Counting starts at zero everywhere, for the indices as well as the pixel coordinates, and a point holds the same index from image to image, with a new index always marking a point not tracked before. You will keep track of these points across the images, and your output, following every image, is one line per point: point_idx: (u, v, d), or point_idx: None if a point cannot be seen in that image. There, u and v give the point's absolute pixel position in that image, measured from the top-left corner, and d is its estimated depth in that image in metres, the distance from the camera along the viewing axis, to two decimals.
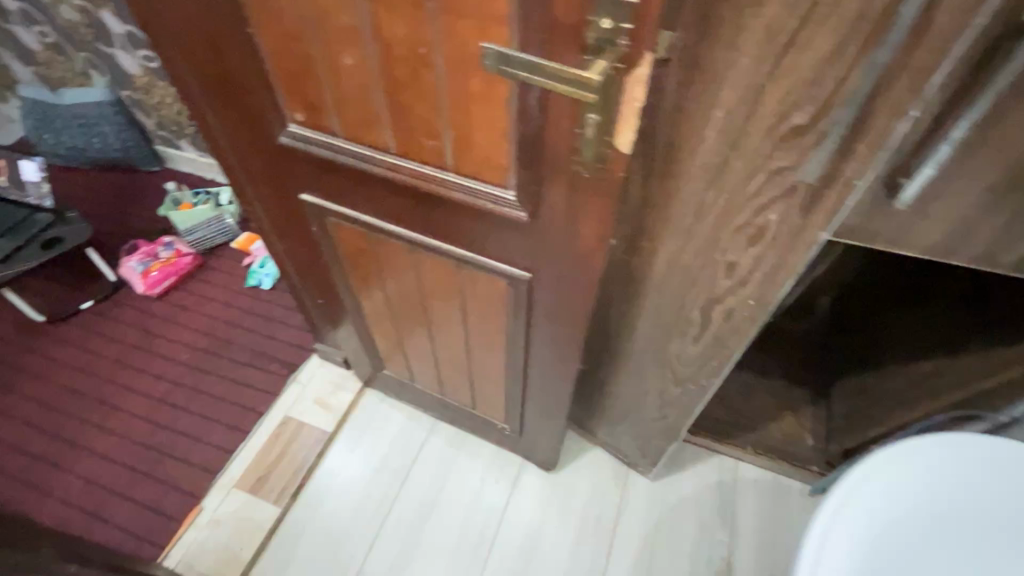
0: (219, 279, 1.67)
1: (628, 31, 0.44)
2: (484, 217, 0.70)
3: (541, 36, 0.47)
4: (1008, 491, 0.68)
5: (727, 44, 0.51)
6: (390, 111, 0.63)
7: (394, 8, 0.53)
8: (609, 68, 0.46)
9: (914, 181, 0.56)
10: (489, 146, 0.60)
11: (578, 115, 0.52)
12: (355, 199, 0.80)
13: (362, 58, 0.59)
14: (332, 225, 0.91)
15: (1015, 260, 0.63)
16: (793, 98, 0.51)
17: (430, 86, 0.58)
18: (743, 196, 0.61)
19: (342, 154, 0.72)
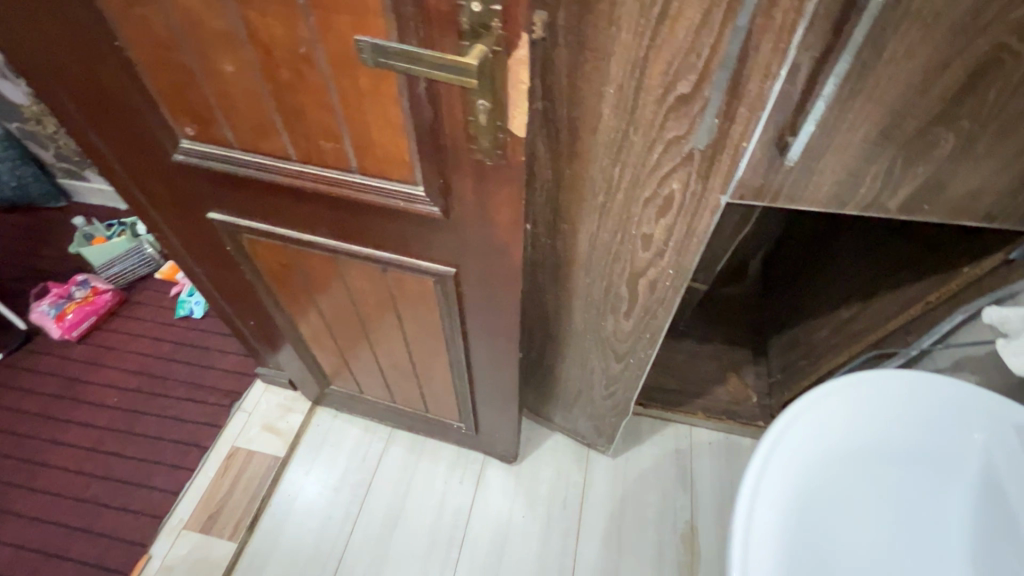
0: (146, 313, 1.57)
1: (500, 14, 0.44)
2: (398, 216, 0.69)
3: (416, 26, 0.46)
4: (954, 431, 0.64)
5: (606, 21, 0.52)
6: (283, 116, 0.61)
7: (265, 8, 0.51)
8: (489, 52, 0.46)
9: (799, 138, 0.60)
10: (390, 143, 0.59)
11: (468, 103, 0.52)
12: (265, 211, 0.77)
13: (243, 63, 0.57)
14: (248, 243, 0.86)
15: (900, 204, 0.67)
16: (674, 68, 0.53)
17: (318, 86, 0.56)
18: (646, 169, 0.63)
19: (242, 166, 0.69)
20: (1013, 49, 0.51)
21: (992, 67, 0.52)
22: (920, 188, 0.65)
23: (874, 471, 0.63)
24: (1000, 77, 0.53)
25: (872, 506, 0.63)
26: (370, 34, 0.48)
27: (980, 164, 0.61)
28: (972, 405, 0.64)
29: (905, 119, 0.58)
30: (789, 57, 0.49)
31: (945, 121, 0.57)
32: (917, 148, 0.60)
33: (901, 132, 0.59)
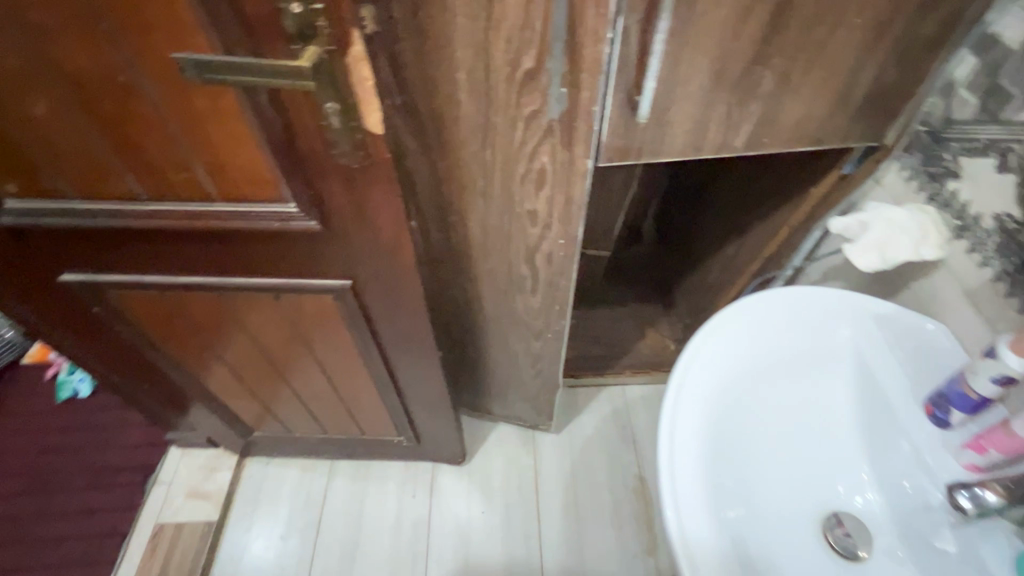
0: (19, 404, 1.38)
1: (323, 12, 0.43)
2: (276, 238, 0.65)
3: (239, 35, 0.44)
4: (830, 331, 0.72)
5: (440, 7, 0.53)
6: (119, 152, 0.56)
7: (64, 38, 0.46)
8: (322, 52, 0.45)
9: (644, 96, 0.65)
10: (246, 162, 0.56)
11: (317, 108, 0.50)
12: (126, 261, 0.70)
13: (55, 101, 0.51)
14: (118, 299, 0.78)
15: (744, 141, 0.74)
16: (515, 45, 0.54)
17: (150, 114, 0.52)
18: (515, 146, 0.65)
19: (84, 216, 0.62)
20: None
21: (787, 7, 0.59)
22: (757, 124, 0.72)
23: (768, 388, 0.68)
24: (795, 16, 0.60)
25: (784, 416, 0.68)
26: (191, 50, 0.45)
27: (800, 95, 0.69)
28: (836, 306, 0.72)
29: (729, 64, 0.64)
30: (612, 23, 0.51)
31: (762, 61, 0.64)
32: (746, 88, 0.67)
33: (728, 76, 0.65)
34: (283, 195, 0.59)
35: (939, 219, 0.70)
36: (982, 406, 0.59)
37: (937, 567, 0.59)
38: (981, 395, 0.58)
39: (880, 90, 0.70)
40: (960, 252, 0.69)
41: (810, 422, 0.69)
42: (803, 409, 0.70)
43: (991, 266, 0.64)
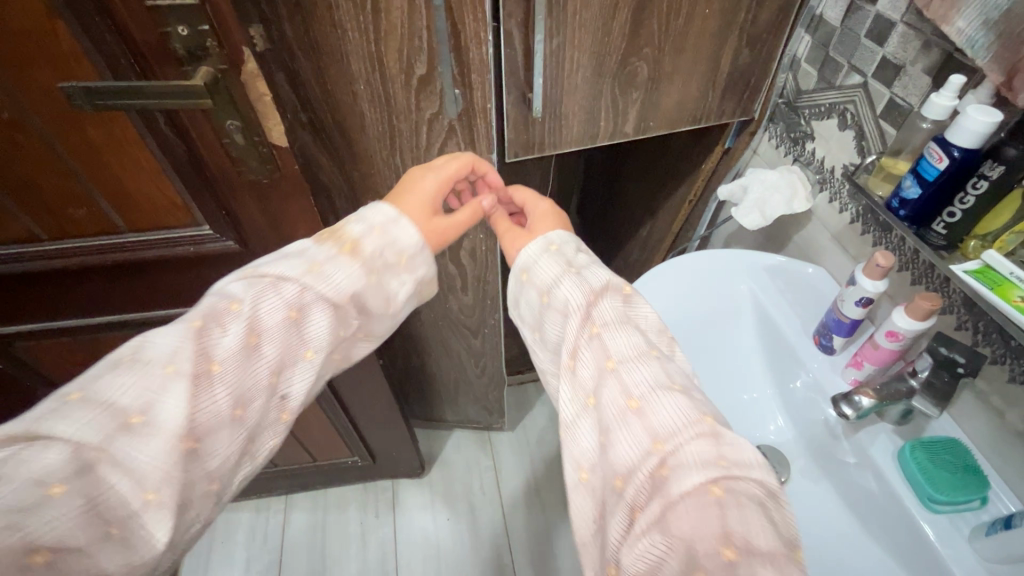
0: None
1: (211, 33, 0.45)
2: (193, 264, 0.65)
3: (128, 62, 0.46)
4: (730, 287, 0.80)
5: (329, 24, 0.56)
6: (12, 193, 0.54)
7: None
8: (215, 71, 0.47)
9: (535, 92, 0.71)
10: (151, 189, 0.56)
11: (217, 126, 0.52)
12: (33, 308, 0.67)
13: None
14: (26, 352, 0.74)
15: (633, 126, 0.82)
16: (405, 54, 0.58)
17: (41, 150, 0.51)
18: (422, 150, 0.69)
19: None
20: None
21: (645, 4, 0.67)
22: (642, 108, 0.80)
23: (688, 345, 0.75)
24: (654, 11, 0.68)
25: (705, 369, 0.75)
26: (77, 79, 0.46)
27: (674, 80, 0.77)
28: (730, 266, 0.81)
29: (606, 58, 0.71)
30: (490, 25, 0.56)
31: (634, 54, 0.72)
32: (625, 78, 0.74)
33: (607, 69, 0.72)
34: (194, 219, 0.60)
35: (803, 176, 0.80)
36: (855, 327, 0.68)
37: (845, 478, 0.68)
38: (850, 317, 0.67)
39: (740, 70, 0.80)
40: (824, 202, 0.79)
41: (726, 371, 0.77)
42: (719, 361, 0.77)
43: (846, 210, 0.74)
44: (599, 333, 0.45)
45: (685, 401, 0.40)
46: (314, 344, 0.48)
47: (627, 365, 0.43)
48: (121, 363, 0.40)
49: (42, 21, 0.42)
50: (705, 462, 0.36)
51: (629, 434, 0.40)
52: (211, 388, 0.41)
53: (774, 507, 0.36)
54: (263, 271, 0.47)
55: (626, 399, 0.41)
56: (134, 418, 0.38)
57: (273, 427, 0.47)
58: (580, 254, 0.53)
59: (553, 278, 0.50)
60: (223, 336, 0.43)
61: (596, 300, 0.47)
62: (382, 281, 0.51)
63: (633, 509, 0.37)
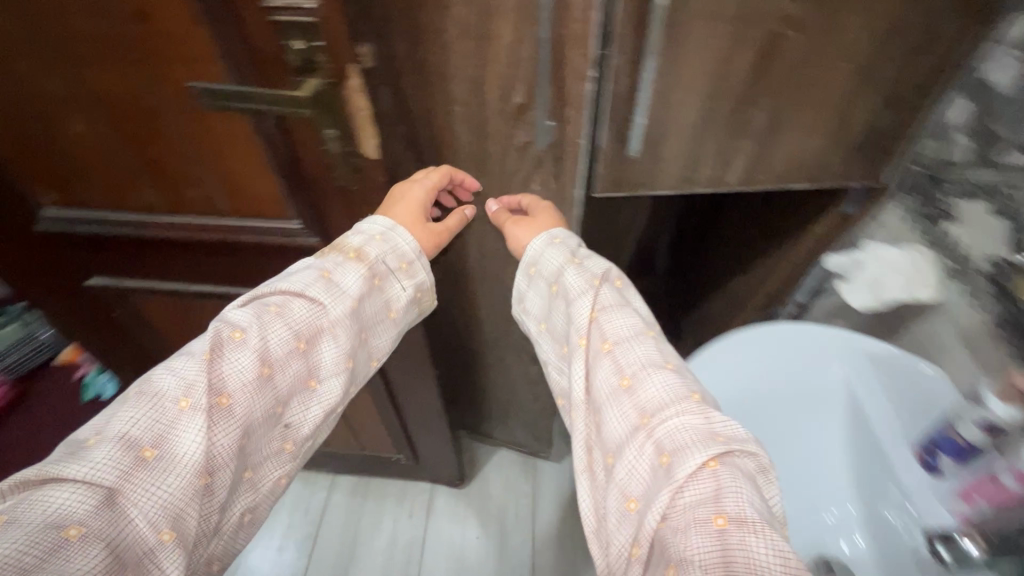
0: (50, 402, 1.46)
1: (323, 49, 0.47)
2: (281, 252, 0.70)
3: (250, 67, 0.49)
4: (824, 366, 0.71)
5: (438, 45, 0.57)
6: (144, 169, 0.61)
7: (99, 66, 0.51)
8: (323, 84, 0.49)
9: (634, 130, 0.68)
10: (254, 182, 0.61)
11: (317, 134, 0.54)
12: (147, 268, 0.75)
13: (89, 122, 0.57)
14: (139, 303, 0.84)
15: (739, 176, 0.76)
16: (506, 81, 0.58)
17: (170, 135, 0.57)
18: (508, 175, 0.68)
19: (112, 226, 0.68)
20: (784, 34, 0.60)
21: (773, 50, 0.61)
22: (750, 159, 0.73)
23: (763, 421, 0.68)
24: (782, 59, 0.62)
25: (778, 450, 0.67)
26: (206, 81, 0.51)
27: (792, 134, 0.70)
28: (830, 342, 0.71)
29: (718, 103, 0.66)
30: (594, 61, 0.54)
31: (751, 101, 0.66)
32: (737, 125, 0.69)
33: (718, 114, 0.67)
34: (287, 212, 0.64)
35: (936, 263, 0.71)
36: (975, 455, 0.59)
37: None
38: (971, 445, 0.59)
39: (873, 130, 0.71)
40: (957, 293, 0.69)
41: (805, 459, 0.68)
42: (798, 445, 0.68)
43: (986, 310, 0.65)
44: (597, 320, 0.56)
45: (676, 384, 0.51)
46: (320, 371, 0.55)
47: (620, 349, 0.54)
48: (126, 403, 0.45)
49: (185, 25, 0.47)
50: (703, 439, 0.46)
51: (625, 412, 0.51)
52: (224, 419, 0.46)
53: (763, 481, 0.45)
54: (270, 300, 0.53)
55: (620, 380, 0.52)
56: (147, 452, 0.43)
57: (276, 458, 0.53)
58: (581, 248, 0.64)
59: (557, 268, 0.62)
60: (236, 362, 0.48)
61: (597, 287, 0.58)
62: (383, 286, 0.61)
63: (629, 480, 0.48)
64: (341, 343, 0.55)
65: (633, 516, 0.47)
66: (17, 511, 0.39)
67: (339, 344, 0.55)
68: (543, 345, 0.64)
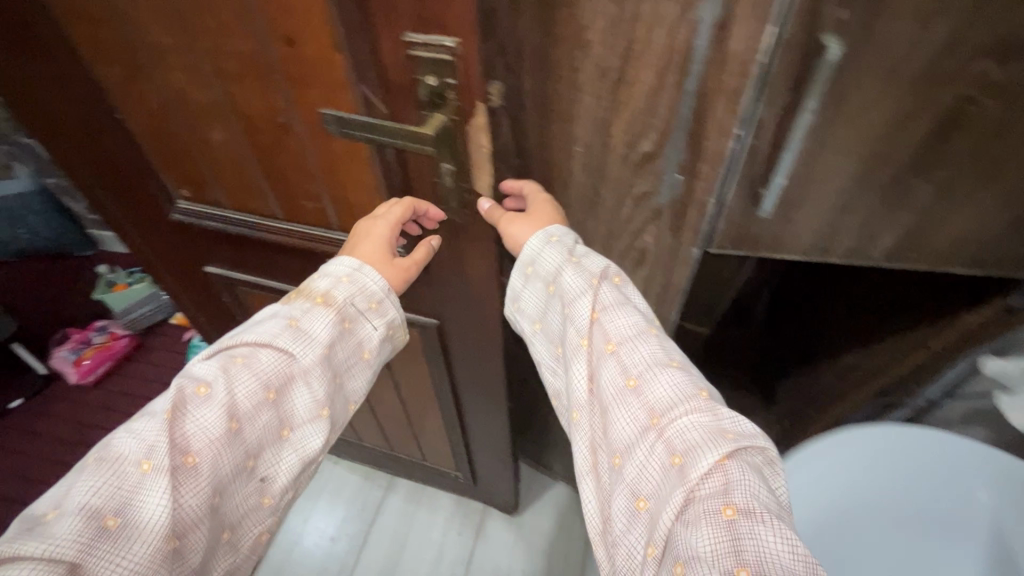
0: (160, 357, 1.61)
1: (454, 86, 0.46)
2: None
3: (380, 97, 0.49)
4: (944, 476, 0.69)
5: (568, 85, 0.54)
6: (268, 179, 0.64)
7: (244, 84, 0.53)
8: (447, 120, 0.48)
9: (771, 190, 0.59)
10: (365, 203, 0.61)
11: (434, 167, 0.53)
12: (257, 265, 0.79)
13: (228, 131, 0.60)
14: (244, 294, 0.89)
15: (885, 251, 0.65)
16: (635, 128, 0.54)
17: (297, 151, 0.58)
18: (619, 223, 0.64)
19: (233, 225, 0.72)
20: (977, 101, 0.50)
21: (959, 119, 0.52)
22: (904, 237, 0.63)
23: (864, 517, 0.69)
24: (968, 129, 0.52)
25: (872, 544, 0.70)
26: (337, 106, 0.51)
27: (963, 212, 0.60)
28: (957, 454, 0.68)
29: (880, 167, 0.57)
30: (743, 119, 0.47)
31: (921, 172, 0.57)
32: (894, 197, 0.59)
33: (874, 182, 0.58)
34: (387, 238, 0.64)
35: None
36: None
37: None
38: None
39: None
40: None
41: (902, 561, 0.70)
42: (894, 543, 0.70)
43: None
44: (599, 320, 0.53)
45: (683, 382, 0.48)
46: (293, 421, 0.53)
47: (625, 348, 0.51)
48: (86, 471, 0.44)
49: (326, 53, 0.47)
50: (713, 438, 0.44)
51: (633, 414, 0.48)
52: (190, 479, 0.45)
53: (770, 472, 0.44)
54: (237, 351, 0.51)
55: (627, 381, 0.50)
56: (109, 521, 0.42)
57: (254, 512, 0.52)
58: (580, 244, 0.58)
59: (554, 268, 0.57)
60: (201, 419, 0.47)
61: (596, 286, 0.55)
62: (353, 329, 0.58)
63: (638, 479, 0.46)
64: (314, 390, 0.54)
65: (642, 516, 0.45)
66: None
67: (312, 391, 0.54)
68: (540, 351, 0.61)
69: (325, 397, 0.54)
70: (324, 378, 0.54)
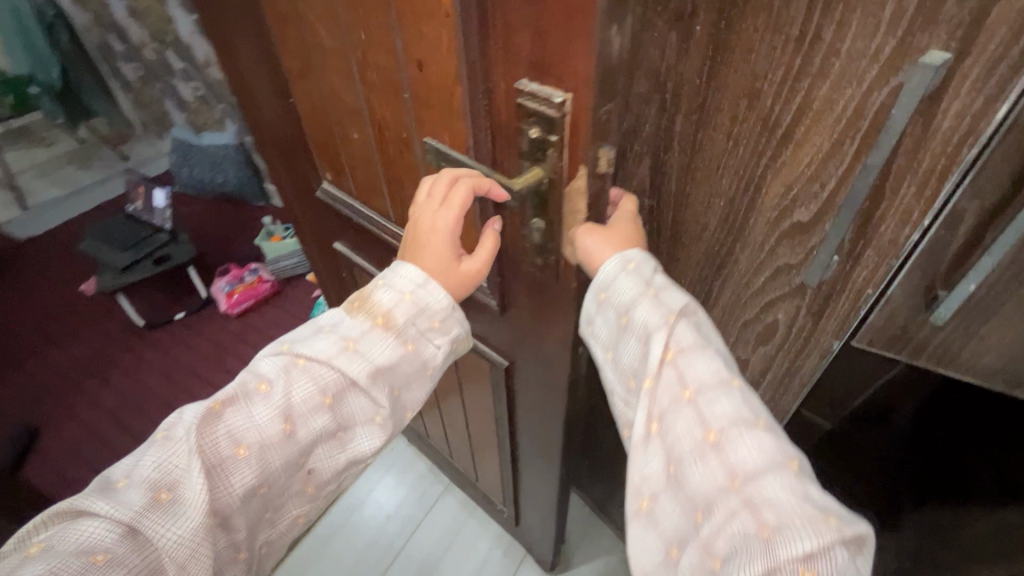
0: (291, 306, 1.82)
1: (555, 143, 0.44)
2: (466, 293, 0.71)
3: (488, 136, 0.48)
4: None
5: (724, 135, 0.49)
6: (388, 182, 0.67)
7: (382, 97, 0.57)
8: (545, 176, 0.47)
9: (953, 298, 0.44)
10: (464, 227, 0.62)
11: (525, 216, 0.52)
12: (370, 255, 0.85)
13: (365, 133, 0.64)
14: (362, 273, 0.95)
15: None
16: (793, 193, 0.48)
17: (413, 165, 0.61)
18: (748, 291, 0.57)
19: (358, 215, 0.78)
20: None
21: None
22: None
23: None
24: None
25: None
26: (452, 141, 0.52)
27: None
28: None
29: None
30: (937, 207, 0.41)
31: None
32: None
33: None
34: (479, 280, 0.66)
35: None
36: None
37: None
38: None
39: None
40: None
41: None
42: None
43: None
44: (675, 361, 0.47)
45: (772, 446, 0.43)
46: (348, 421, 0.53)
47: (704, 397, 0.46)
48: (154, 446, 0.48)
49: (447, 86, 0.48)
50: (814, 521, 0.39)
51: (711, 473, 0.43)
52: (234, 468, 0.48)
53: (862, 558, 0.39)
54: (299, 352, 0.52)
55: (705, 434, 0.45)
56: (162, 495, 0.45)
57: (300, 497, 0.54)
58: (657, 274, 0.51)
59: (626, 300, 0.50)
60: (258, 415, 0.49)
61: (672, 325, 0.48)
62: (417, 350, 0.55)
63: (714, 537, 0.41)
64: (370, 403, 0.53)
65: None
66: (50, 540, 0.43)
67: (368, 401, 0.53)
68: (607, 381, 0.54)
69: (381, 408, 0.54)
70: (381, 391, 0.53)
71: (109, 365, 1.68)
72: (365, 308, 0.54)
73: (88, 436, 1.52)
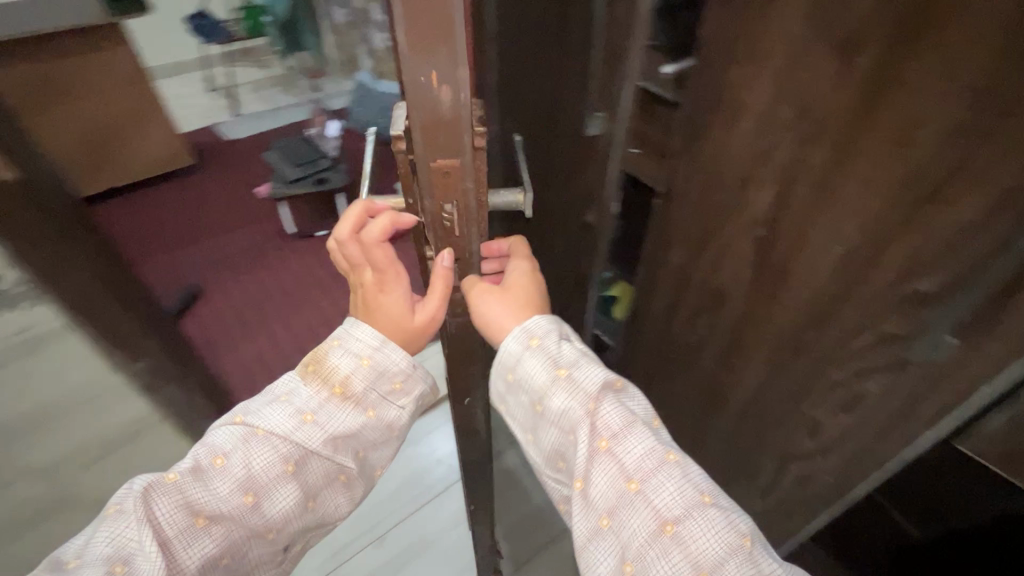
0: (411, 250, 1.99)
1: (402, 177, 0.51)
2: None
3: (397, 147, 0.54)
4: None
5: (861, 179, 0.47)
6: None
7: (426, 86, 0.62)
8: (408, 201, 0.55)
9: None
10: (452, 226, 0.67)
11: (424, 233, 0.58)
12: None
13: None
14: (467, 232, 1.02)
15: None
16: (922, 258, 0.45)
17: None
18: (844, 351, 0.55)
19: None
20: None
21: None
22: None
23: None
24: None
25: None
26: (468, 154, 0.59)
27: None
28: None
29: None
30: None
31: None
32: None
33: None
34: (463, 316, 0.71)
35: None
36: None
37: None
38: None
39: None
40: None
41: None
42: None
43: None
44: (611, 450, 0.57)
45: (724, 525, 0.51)
46: (313, 483, 0.61)
47: (647, 484, 0.54)
48: (105, 524, 0.52)
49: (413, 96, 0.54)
50: None
51: (676, 564, 0.51)
52: (199, 538, 0.54)
53: None
54: (255, 424, 0.59)
55: (663, 527, 0.52)
56: (117, 568, 0.49)
57: (262, 562, 0.60)
58: (561, 345, 0.62)
59: (545, 386, 0.60)
60: (218, 488, 0.56)
61: (592, 407, 0.58)
62: (379, 414, 0.63)
63: None
64: (333, 464, 0.62)
65: None
66: None
67: (332, 462, 0.61)
68: (536, 460, 0.64)
69: (347, 465, 0.62)
70: (344, 453, 0.62)
71: (259, 258, 1.98)
72: (318, 371, 0.62)
73: (231, 310, 1.81)
